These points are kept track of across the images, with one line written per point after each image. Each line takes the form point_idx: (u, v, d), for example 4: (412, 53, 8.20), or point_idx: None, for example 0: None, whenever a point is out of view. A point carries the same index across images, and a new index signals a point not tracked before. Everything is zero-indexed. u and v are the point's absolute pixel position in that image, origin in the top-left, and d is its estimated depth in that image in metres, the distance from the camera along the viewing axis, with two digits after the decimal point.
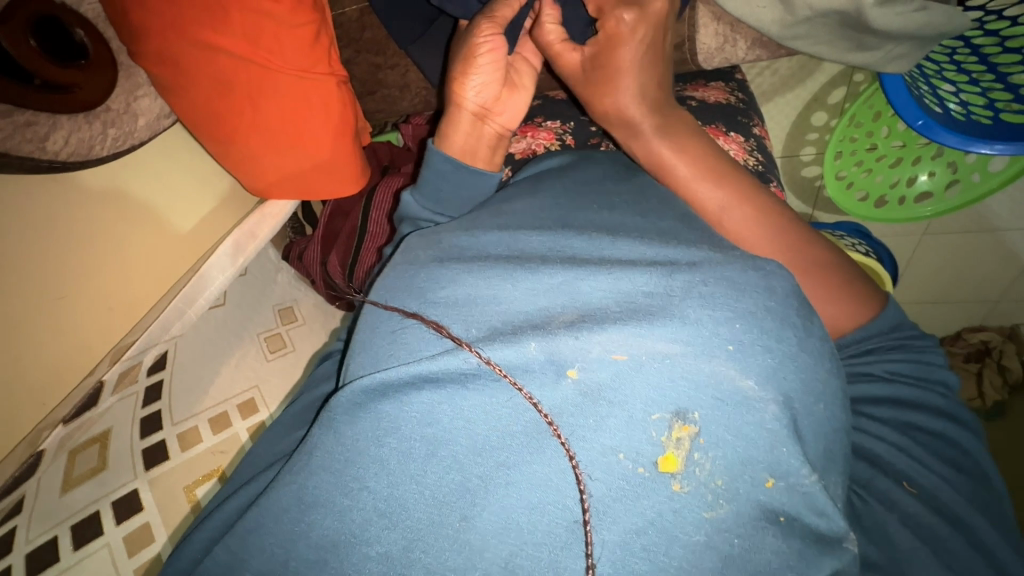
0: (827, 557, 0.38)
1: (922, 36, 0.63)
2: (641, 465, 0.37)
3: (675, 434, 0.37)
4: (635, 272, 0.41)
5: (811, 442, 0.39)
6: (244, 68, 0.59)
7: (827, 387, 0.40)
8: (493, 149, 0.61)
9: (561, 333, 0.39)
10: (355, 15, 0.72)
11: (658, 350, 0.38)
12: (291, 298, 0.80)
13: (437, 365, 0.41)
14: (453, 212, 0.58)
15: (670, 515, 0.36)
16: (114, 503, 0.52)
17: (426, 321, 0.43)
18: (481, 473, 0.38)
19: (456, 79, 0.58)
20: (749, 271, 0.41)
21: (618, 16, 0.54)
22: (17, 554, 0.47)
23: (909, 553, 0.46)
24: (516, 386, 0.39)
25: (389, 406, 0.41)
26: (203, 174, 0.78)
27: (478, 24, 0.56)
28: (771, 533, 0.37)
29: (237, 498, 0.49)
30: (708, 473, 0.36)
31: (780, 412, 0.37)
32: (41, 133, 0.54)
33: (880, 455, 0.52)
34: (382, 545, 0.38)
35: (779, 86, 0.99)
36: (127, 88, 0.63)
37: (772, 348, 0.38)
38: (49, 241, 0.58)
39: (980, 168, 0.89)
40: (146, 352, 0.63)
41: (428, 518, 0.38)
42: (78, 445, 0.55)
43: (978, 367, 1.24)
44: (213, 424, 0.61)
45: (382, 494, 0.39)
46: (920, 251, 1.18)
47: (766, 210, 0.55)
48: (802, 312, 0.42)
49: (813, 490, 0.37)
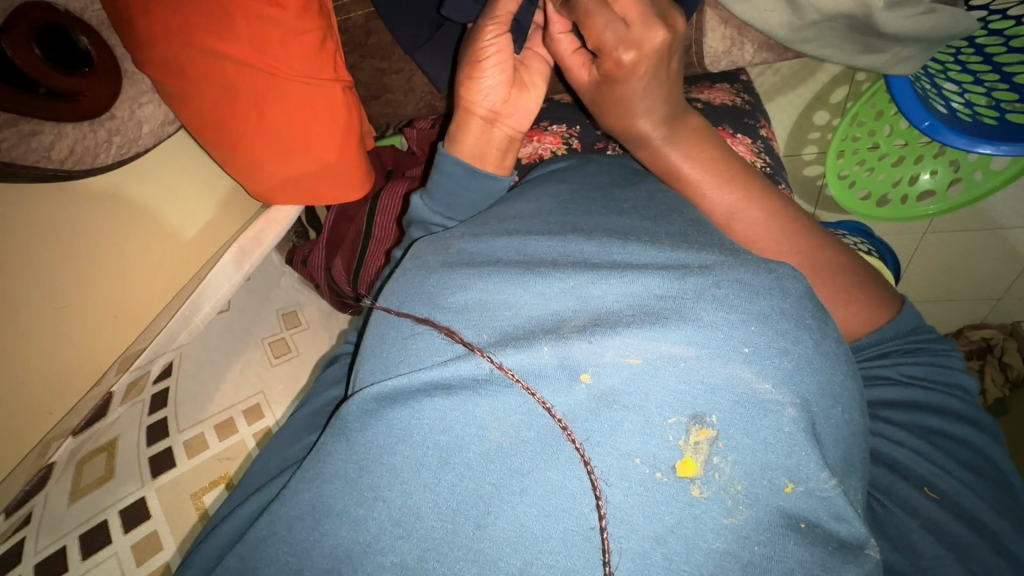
0: (850, 565, 0.37)
1: (930, 38, 0.62)
2: (659, 470, 0.36)
3: (693, 438, 0.37)
4: (647, 275, 0.41)
5: (830, 447, 0.39)
6: (248, 75, 0.59)
7: (843, 390, 0.41)
8: (503, 151, 0.61)
9: (573, 337, 0.39)
10: (360, 20, 0.72)
11: (671, 353, 0.37)
12: (295, 302, 0.80)
13: (450, 371, 0.40)
14: (456, 215, 0.58)
15: (690, 521, 0.36)
16: (121, 512, 0.52)
17: (437, 326, 0.43)
18: (497, 480, 0.38)
19: (467, 83, 0.58)
20: (762, 273, 0.41)
21: (617, 57, 0.52)
22: (26, 565, 0.47)
23: (935, 562, 0.45)
24: (530, 392, 0.39)
25: (401, 413, 0.41)
26: (206, 179, 0.78)
27: (480, 26, 0.55)
28: (792, 539, 0.36)
29: (247, 507, 0.48)
30: (727, 477, 0.36)
31: (797, 415, 0.37)
32: (46, 142, 0.53)
33: (899, 461, 0.52)
34: (397, 554, 0.37)
35: (781, 86, 0.99)
36: (131, 96, 0.63)
37: (787, 351, 0.38)
38: (55, 250, 0.58)
39: (982, 166, 0.88)
40: (153, 362, 0.61)
41: (442, 527, 0.38)
42: (85, 455, 0.55)
43: (981, 364, 1.25)
44: (219, 431, 0.61)
45: (397, 502, 0.39)
46: (923, 249, 1.19)
47: (772, 213, 0.56)
48: (817, 316, 0.42)
49: (833, 496, 0.37)
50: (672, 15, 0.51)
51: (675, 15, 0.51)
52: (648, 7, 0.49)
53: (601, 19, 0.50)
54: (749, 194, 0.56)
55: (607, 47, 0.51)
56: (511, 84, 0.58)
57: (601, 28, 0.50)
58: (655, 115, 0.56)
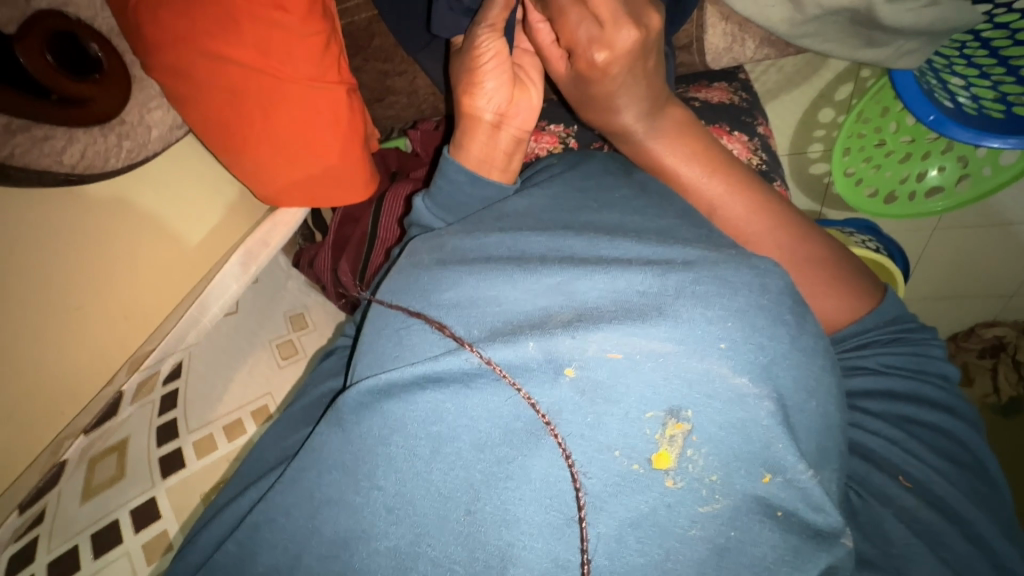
0: (822, 553, 0.38)
1: (934, 31, 0.62)
2: (637, 462, 0.37)
3: (669, 432, 0.37)
4: (630, 271, 0.41)
5: (806, 440, 0.39)
6: (253, 78, 0.60)
7: (821, 383, 0.40)
8: (509, 155, 0.61)
9: (559, 332, 0.39)
10: (363, 24, 0.72)
11: (652, 349, 0.37)
12: (302, 304, 0.80)
13: (439, 365, 0.40)
14: (453, 217, 0.58)
15: (664, 510, 0.36)
16: (132, 512, 0.52)
17: (429, 321, 0.43)
18: (485, 470, 0.38)
19: (468, 91, 0.59)
20: (741, 269, 0.41)
21: (589, 58, 0.53)
22: (39, 563, 0.48)
23: (905, 549, 0.45)
24: (515, 386, 0.39)
25: (394, 405, 0.41)
26: (212, 182, 0.78)
27: (475, 33, 0.57)
28: (767, 526, 0.37)
29: (243, 499, 0.48)
30: (701, 468, 0.36)
31: (775, 408, 0.37)
32: (57, 148, 0.55)
33: (874, 450, 0.51)
34: (391, 539, 0.38)
35: (784, 83, 0.99)
36: (140, 101, 0.64)
37: (763, 346, 0.38)
38: (65, 254, 0.59)
39: (991, 160, 0.88)
40: (163, 361, 0.63)
41: (434, 511, 0.38)
42: (97, 454, 0.55)
43: (993, 362, 1.25)
44: (228, 432, 0.61)
45: (392, 490, 0.39)
46: (931, 246, 1.17)
47: (769, 205, 0.56)
48: (796, 310, 0.41)
49: (810, 486, 0.37)
50: (644, 13, 0.52)
51: (648, 13, 0.52)
52: (620, 5, 0.50)
53: (574, 17, 0.51)
54: (748, 186, 0.56)
55: (581, 44, 0.53)
56: (511, 86, 0.59)
57: (573, 24, 0.52)
58: (633, 109, 0.56)
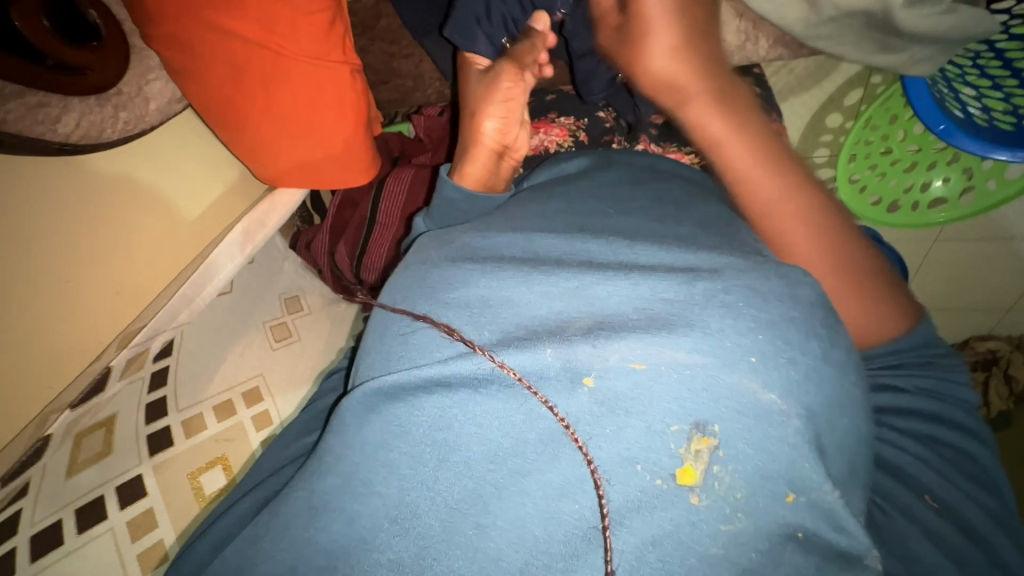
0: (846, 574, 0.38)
1: (948, 38, 0.61)
2: (659, 476, 0.36)
3: (694, 446, 0.36)
4: (656, 278, 0.40)
5: (833, 459, 0.39)
6: (257, 54, 0.59)
7: (852, 401, 0.40)
8: (507, 181, 0.63)
9: (579, 340, 0.38)
10: (370, 3, 0.73)
11: (678, 360, 0.37)
12: (297, 287, 0.77)
13: (450, 369, 0.40)
14: (436, 225, 0.58)
15: (688, 527, 0.36)
16: (118, 488, 0.51)
17: (436, 324, 0.42)
18: (496, 480, 0.38)
19: (475, 118, 0.60)
20: (772, 278, 0.41)
21: None
22: (22, 537, 0.47)
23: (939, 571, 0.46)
24: (532, 391, 0.38)
25: (401, 409, 0.41)
26: (213, 161, 0.77)
27: (501, 71, 0.60)
28: (790, 549, 0.37)
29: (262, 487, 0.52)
30: (727, 486, 0.36)
31: (803, 427, 0.37)
32: (53, 115, 0.54)
33: (905, 470, 0.51)
34: (393, 551, 0.38)
35: (796, 85, 0.93)
36: (138, 71, 0.62)
37: (796, 361, 0.38)
38: (55, 226, 0.58)
39: (996, 174, 0.88)
40: (152, 339, 0.61)
41: (441, 525, 0.38)
42: (85, 429, 0.54)
43: (986, 375, 1.23)
44: (218, 411, 0.59)
45: (393, 499, 0.39)
46: (933, 256, 1.17)
47: (790, 202, 0.53)
48: (827, 323, 0.41)
49: (835, 506, 0.37)
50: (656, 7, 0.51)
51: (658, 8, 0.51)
52: None
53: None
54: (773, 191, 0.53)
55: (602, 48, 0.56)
56: (520, 122, 0.62)
57: None
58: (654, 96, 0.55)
